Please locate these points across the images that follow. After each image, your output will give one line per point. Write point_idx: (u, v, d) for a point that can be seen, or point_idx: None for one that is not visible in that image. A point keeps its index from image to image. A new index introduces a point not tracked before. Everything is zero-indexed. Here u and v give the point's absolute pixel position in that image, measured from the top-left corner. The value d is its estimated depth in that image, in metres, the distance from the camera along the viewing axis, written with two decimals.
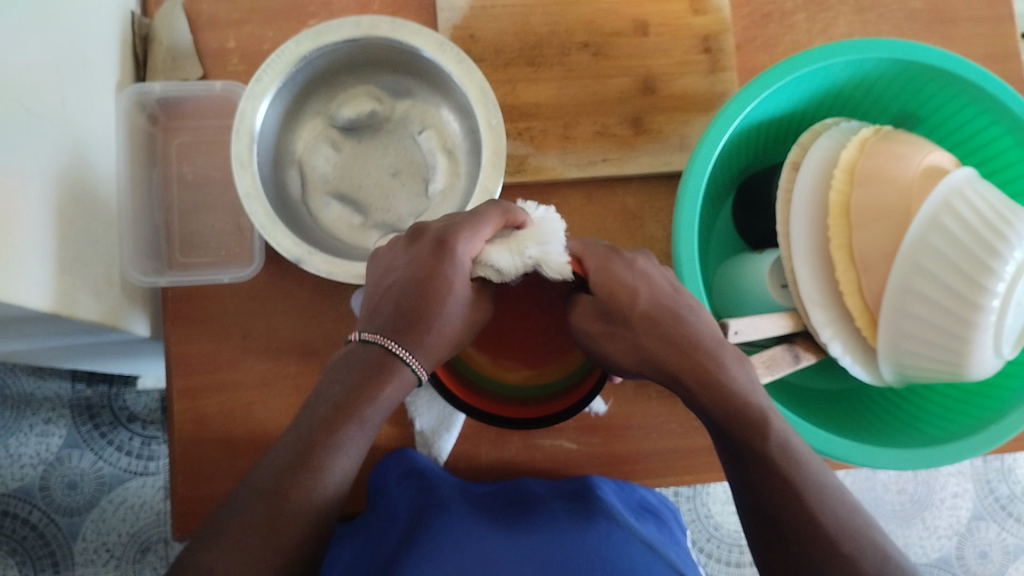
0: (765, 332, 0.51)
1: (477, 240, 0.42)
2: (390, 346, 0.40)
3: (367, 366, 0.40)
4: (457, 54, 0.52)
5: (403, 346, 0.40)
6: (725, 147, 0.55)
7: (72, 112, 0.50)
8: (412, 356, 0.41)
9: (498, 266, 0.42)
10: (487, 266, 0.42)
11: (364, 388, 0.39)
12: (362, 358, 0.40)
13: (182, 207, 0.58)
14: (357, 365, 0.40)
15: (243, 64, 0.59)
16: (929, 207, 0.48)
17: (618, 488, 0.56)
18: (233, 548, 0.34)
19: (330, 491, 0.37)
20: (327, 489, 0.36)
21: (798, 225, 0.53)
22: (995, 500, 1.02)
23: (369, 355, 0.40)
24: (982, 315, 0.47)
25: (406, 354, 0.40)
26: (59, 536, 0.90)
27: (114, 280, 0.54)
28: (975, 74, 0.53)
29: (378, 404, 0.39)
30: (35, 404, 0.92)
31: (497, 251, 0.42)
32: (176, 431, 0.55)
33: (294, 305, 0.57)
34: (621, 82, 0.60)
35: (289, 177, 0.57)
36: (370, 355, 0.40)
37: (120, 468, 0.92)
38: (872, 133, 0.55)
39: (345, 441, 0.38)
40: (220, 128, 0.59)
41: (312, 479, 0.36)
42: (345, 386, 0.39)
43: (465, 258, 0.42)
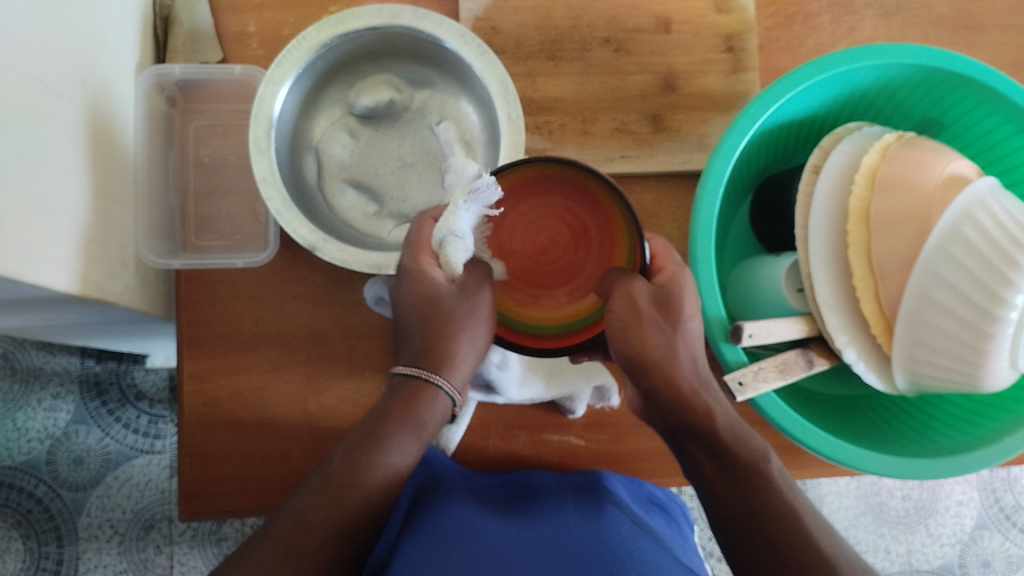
0: (779, 336, 0.50)
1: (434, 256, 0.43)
2: (416, 370, 0.42)
3: (397, 395, 0.42)
4: (479, 46, 0.52)
5: (430, 369, 0.42)
6: (745, 148, 0.54)
7: (93, 93, 0.50)
8: (441, 378, 0.42)
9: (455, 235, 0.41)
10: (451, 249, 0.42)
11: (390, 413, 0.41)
12: (394, 388, 0.42)
13: (197, 190, 0.58)
14: (393, 395, 0.42)
15: (263, 48, 0.58)
16: (949, 216, 0.48)
17: (627, 483, 0.56)
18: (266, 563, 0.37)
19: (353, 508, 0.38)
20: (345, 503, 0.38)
21: (816, 229, 0.52)
22: (1000, 510, 1.01)
23: (398, 385, 0.42)
24: (999, 327, 0.47)
25: (427, 373, 0.42)
26: (64, 511, 0.91)
27: (128, 261, 0.54)
28: (1002, 83, 0.53)
29: (404, 420, 0.41)
30: (43, 378, 0.92)
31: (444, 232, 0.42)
32: (184, 414, 0.55)
33: (307, 292, 0.56)
34: (643, 79, 0.59)
35: (305, 163, 0.56)
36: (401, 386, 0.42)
37: (126, 445, 0.93)
38: (895, 138, 0.54)
39: (381, 464, 0.40)
40: (238, 112, 0.59)
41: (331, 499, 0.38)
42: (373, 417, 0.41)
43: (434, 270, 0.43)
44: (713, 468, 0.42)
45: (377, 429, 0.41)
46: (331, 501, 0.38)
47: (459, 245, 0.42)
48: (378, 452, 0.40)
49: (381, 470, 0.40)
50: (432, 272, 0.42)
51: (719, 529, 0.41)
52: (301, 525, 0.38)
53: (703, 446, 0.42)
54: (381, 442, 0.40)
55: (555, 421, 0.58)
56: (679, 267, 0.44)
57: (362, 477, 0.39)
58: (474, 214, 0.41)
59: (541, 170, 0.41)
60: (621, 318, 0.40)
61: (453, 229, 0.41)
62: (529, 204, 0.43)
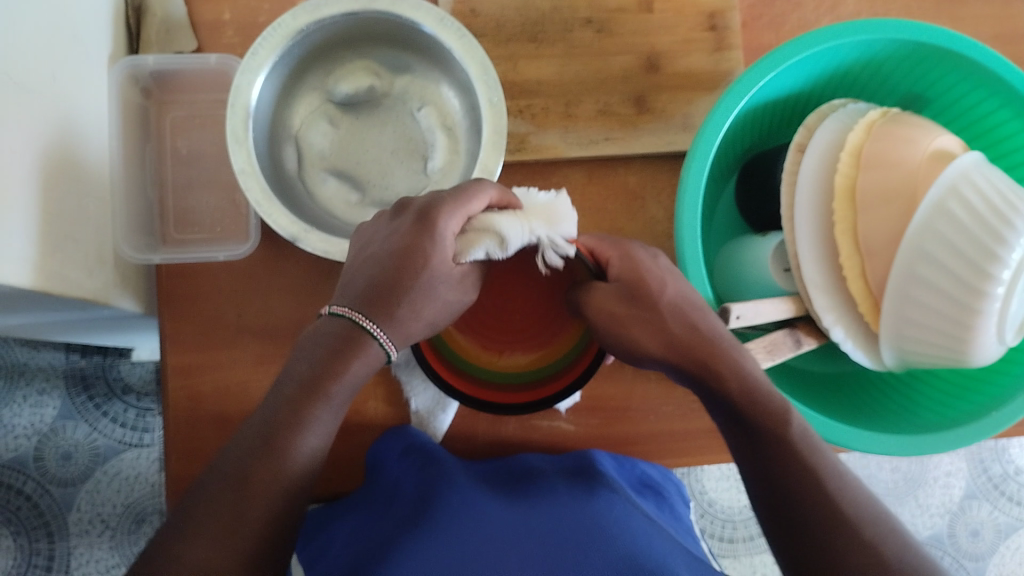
0: (766, 317, 0.50)
1: (459, 214, 0.42)
2: (360, 318, 0.41)
3: (336, 341, 0.40)
4: (458, 30, 0.51)
5: (374, 321, 0.41)
6: (730, 128, 0.54)
7: (63, 86, 0.49)
8: (381, 330, 0.41)
9: (506, 237, 0.41)
10: (490, 235, 0.41)
11: (332, 364, 0.39)
12: (329, 332, 0.40)
13: (176, 182, 0.57)
14: (324, 340, 0.40)
15: (239, 36, 0.57)
16: (935, 192, 0.47)
17: (618, 465, 0.55)
18: (199, 539, 0.34)
19: (293, 474, 0.37)
20: (290, 472, 0.37)
21: (802, 208, 0.52)
22: (988, 480, 1.02)
23: (337, 329, 0.40)
24: (986, 302, 0.47)
25: (382, 333, 0.41)
26: (54, 507, 0.90)
27: (107, 257, 0.53)
28: (986, 57, 0.52)
29: (345, 381, 0.40)
30: (28, 375, 0.91)
31: (507, 222, 0.41)
32: (169, 409, 0.54)
33: (291, 283, 0.56)
34: (625, 59, 0.58)
35: (285, 153, 0.56)
36: (337, 329, 0.40)
37: (115, 439, 0.92)
38: (880, 115, 0.54)
39: (312, 420, 0.39)
40: (214, 102, 0.58)
41: (274, 464, 0.37)
42: (312, 367, 0.39)
43: (448, 232, 0.42)
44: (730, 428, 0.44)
45: (321, 383, 0.39)
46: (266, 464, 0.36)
47: (491, 252, 0.41)
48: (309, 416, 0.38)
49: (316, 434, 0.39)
50: (444, 242, 0.42)
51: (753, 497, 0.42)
52: (241, 492, 0.35)
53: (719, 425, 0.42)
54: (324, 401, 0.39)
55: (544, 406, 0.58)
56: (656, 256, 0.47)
57: (292, 444, 0.37)
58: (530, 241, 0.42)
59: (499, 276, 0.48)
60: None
61: (505, 242, 0.41)
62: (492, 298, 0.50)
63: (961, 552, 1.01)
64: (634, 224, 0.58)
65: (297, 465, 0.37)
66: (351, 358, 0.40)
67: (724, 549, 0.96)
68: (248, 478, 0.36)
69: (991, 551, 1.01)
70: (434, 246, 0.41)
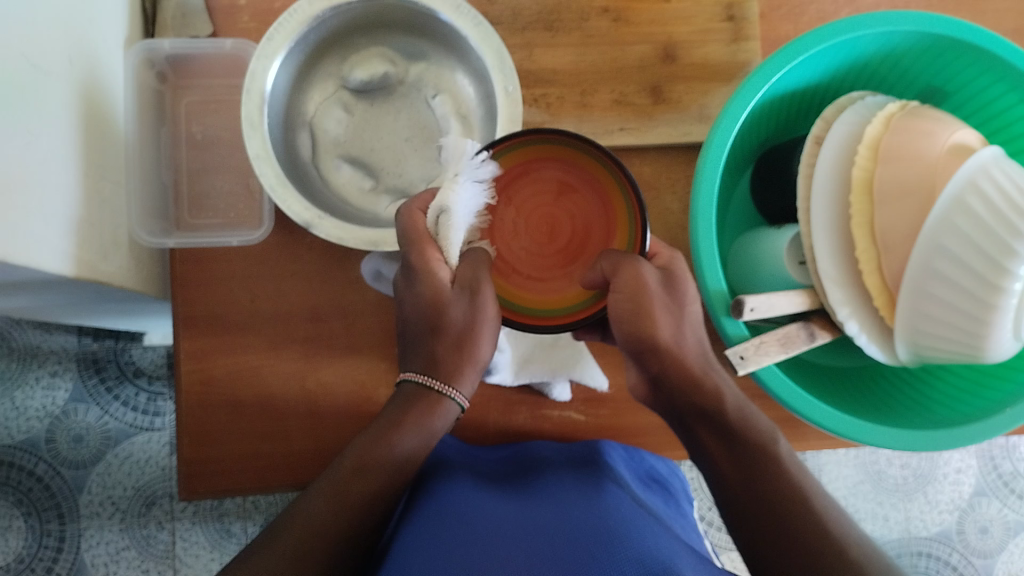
0: (781, 310, 0.50)
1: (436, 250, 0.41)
2: (428, 380, 0.42)
3: (406, 398, 0.42)
4: (474, 18, 0.51)
5: (442, 380, 0.42)
6: (747, 119, 0.54)
7: (80, 70, 0.49)
8: (453, 388, 0.42)
9: (446, 206, 0.40)
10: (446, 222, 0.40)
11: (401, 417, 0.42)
12: (404, 393, 0.43)
13: (190, 167, 0.57)
14: (402, 400, 0.43)
15: (255, 21, 0.57)
16: (954, 186, 0.47)
17: (627, 456, 0.56)
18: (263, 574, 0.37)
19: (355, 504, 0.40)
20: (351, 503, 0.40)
21: (818, 200, 0.52)
22: (998, 477, 1.02)
23: (409, 390, 0.42)
24: (1003, 298, 0.46)
25: (441, 384, 0.42)
26: (65, 489, 0.91)
27: (121, 240, 0.54)
28: (1006, 50, 0.52)
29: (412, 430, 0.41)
30: (41, 357, 0.92)
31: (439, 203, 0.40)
32: (182, 394, 0.54)
33: (303, 270, 0.56)
34: (642, 49, 0.58)
35: (299, 139, 0.56)
36: (410, 390, 0.43)
37: (126, 423, 0.92)
38: (899, 108, 0.53)
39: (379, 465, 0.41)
40: (229, 87, 0.58)
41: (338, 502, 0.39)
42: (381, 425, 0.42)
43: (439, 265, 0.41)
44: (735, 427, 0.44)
45: (386, 432, 0.41)
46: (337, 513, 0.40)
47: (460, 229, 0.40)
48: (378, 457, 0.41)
49: (387, 465, 0.41)
50: (438, 271, 0.41)
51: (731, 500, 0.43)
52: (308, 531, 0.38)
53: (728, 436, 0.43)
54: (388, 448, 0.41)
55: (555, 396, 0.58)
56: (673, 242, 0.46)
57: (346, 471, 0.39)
58: (473, 191, 0.40)
59: (535, 158, 0.41)
60: (631, 283, 0.39)
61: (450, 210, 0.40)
62: (529, 190, 0.41)
63: (969, 549, 1.00)
64: (648, 214, 0.58)
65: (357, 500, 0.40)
66: (419, 413, 0.42)
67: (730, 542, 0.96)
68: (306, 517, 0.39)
69: (1000, 549, 1.01)
70: (437, 282, 0.41)
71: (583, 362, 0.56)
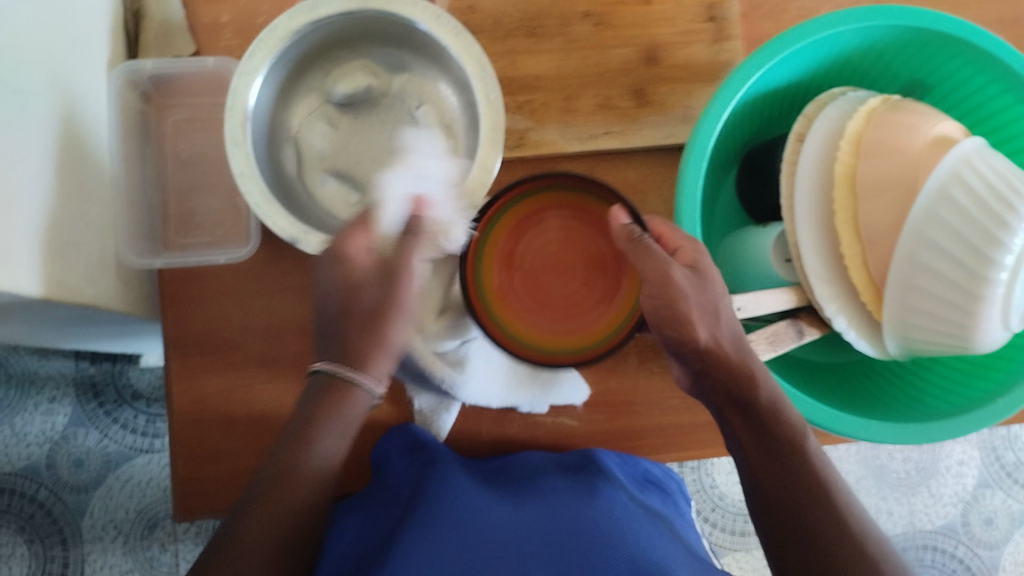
0: (769, 308, 0.50)
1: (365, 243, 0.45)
2: (341, 369, 0.42)
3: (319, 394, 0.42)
4: (454, 28, 0.51)
5: (356, 368, 0.42)
6: (728, 119, 0.54)
7: (62, 93, 0.49)
8: (366, 376, 0.42)
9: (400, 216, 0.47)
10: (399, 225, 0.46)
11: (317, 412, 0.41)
12: (316, 386, 0.42)
13: (177, 186, 0.57)
14: (313, 392, 0.42)
15: (237, 38, 0.57)
16: (937, 178, 0.47)
17: (621, 460, 0.56)
18: None
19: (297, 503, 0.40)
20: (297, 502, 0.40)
21: (803, 197, 0.52)
22: (1001, 468, 1.01)
23: (321, 382, 0.42)
24: (989, 288, 0.46)
25: (354, 373, 0.42)
26: (67, 514, 0.91)
27: (109, 262, 0.54)
28: (986, 41, 0.52)
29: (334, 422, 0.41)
30: (40, 382, 0.92)
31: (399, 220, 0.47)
32: (175, 413, 0.54)
33: (293, 286, 0.56)
34: (623, 52, 0.58)
35: (285, 155, 0.56)
36: (321, 382, 0.42)
37: (126, 445, 0.92)
38: (880, 102, 0.54)
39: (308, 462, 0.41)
40: (213, 105, 0.58)
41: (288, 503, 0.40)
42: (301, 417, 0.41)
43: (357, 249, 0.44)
44: (742, 421, 0.44)
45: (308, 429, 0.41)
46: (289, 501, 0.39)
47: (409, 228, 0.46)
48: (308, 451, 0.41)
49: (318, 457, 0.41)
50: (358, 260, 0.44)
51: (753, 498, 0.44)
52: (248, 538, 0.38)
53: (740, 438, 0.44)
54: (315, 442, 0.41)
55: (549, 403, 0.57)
56: (690, 243, 0.47)
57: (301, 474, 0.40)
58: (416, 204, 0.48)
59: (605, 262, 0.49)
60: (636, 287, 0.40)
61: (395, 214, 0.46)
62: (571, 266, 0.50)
63: (975, 541, 1.00)
64: None
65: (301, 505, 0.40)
66: (338, 407, 0.42)
67: (736, 543, 0.95)
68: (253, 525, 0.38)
69: (1006, 539, 1.01)
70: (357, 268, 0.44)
71: (556, 380, 0.56)
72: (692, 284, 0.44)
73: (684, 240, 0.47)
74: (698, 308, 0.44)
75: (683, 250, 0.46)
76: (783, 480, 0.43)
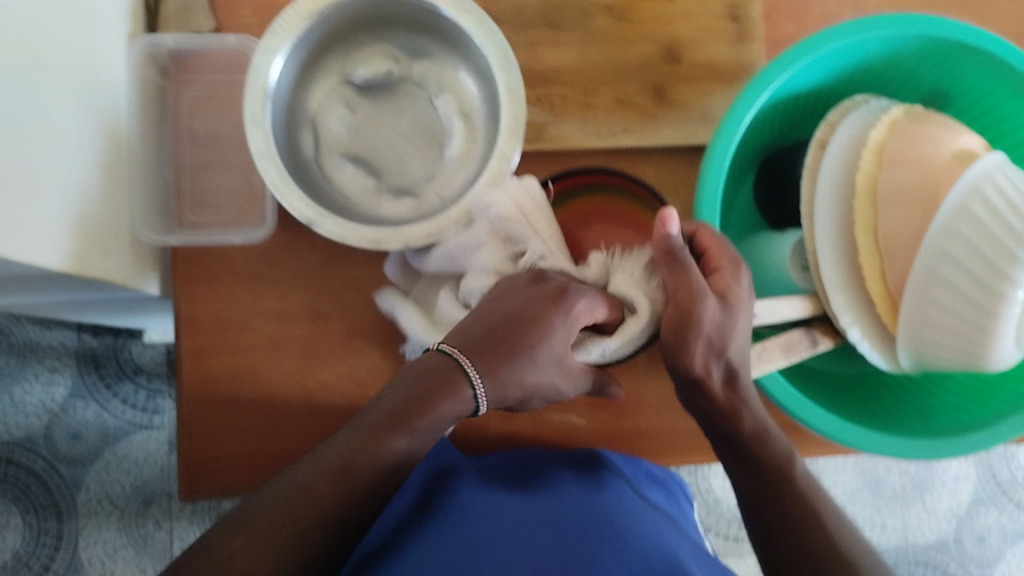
0: (783, 315, 0.50)
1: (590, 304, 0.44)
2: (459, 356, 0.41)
3: (421, 380, 0.40)
4: (478, 15, 0.50)
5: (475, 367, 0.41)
6: (750, 122, 0.53)
7: (84, 64, 0.49)
8: (479, 377, 0.40)
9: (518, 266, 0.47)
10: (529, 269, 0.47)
11: (418, 397, 0.39)
12: (422, 367, 0.41)
13: (192, 163, 0.57)
14: (418, 375, 0.40)
15: (256, 16, 0.56)
16: (958, 192, 0.46)
17: (626, 460, 0.56)
18: (246, 541, 0.35)
19: (393, 464, 0.38)
20: (388, 462, 0.38)
21: (822, 206, 0.52)
22: (997, 485, 1.01)
23: (432, 363, 0.41)
24: (1006, 306, 0.46)
25: (473, 371, 0.40)
26: (62, 486, 0.90)
27: (122, 236, 0.54)
28: (1012, 54, 0.51)
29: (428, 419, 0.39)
30: (40, 353, 0.92)
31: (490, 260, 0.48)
32: (181, 391, 0.54)
33: (305, 268, 0.56)
34: (644, 48, 0.58)
35: (302, 138, 0.55)
36: (433, 364, 0.41)
37: (125, 420, 0.92)
38: (903, 112, 0.53)
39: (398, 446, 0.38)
40: (231, 83, 0.57)
41: (376, 455, 0.38)
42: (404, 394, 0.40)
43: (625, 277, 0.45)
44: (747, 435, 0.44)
45: (403, 413, 0.39)
46: (399, 446, 0.38)
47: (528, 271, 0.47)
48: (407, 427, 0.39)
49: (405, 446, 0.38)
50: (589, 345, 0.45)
51: (751, 521, 0.45)
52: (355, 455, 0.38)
53: (747, 458, 0.44)
54: (406, 431, 0.39)
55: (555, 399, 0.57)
56: (736, 266, 0.44)
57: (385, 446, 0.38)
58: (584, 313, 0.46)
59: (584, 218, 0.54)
60: None
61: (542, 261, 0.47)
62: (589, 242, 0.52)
63: (967, 557, 1.00)
64: None
65: (387, 466, 0.38)
66: (441, 401, 0.40)
67: (729, 548, 0.95)
68: (295, 478, 0.37)
69: (998, 557, 1.01)
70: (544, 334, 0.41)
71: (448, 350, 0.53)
72: (721, 324, 0.42)
73: (728, 260, 0.44)
74: (738, 342, 0.43)
75: (721, 274, 0.43)
76: (771, 505, 0.44)
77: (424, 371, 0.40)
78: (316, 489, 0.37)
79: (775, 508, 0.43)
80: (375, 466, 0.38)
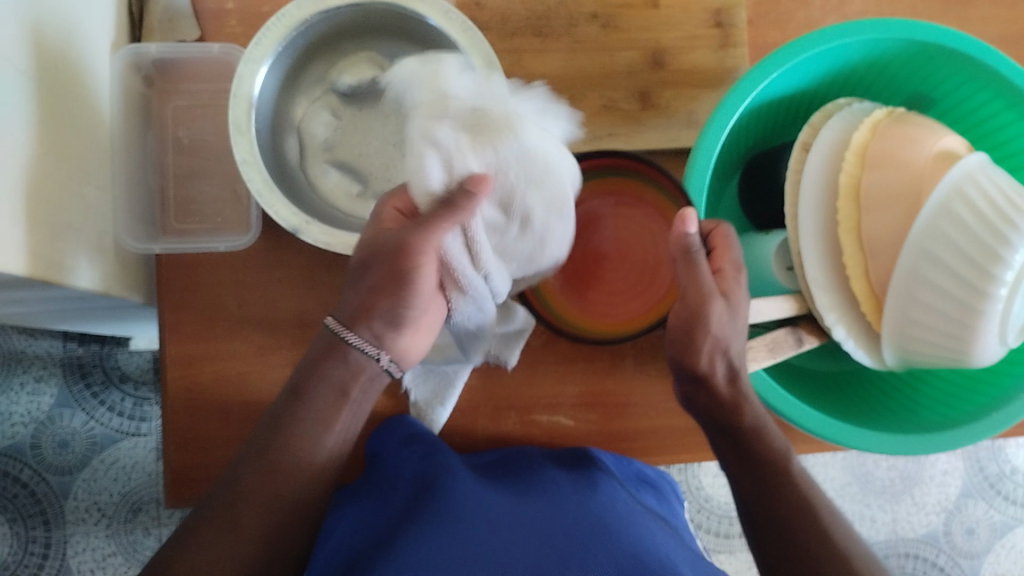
0: (769, 315, 0.51)
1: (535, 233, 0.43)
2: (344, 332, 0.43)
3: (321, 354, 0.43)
4: (463, 23, 0.51)
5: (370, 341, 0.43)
6: (734, 125, 0.54)
7: (66, 75, 0.49)
8: (371, 347, 0.43)
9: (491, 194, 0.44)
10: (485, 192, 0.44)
11: (316, 371, 0.43)
12: (321, 341, 0.44)
13: (178, 172, 0.57)
14: (318, 350, 0.43)
15: (242, 26, 0.56)
16: (940, 193, 0.47)
17: (616, 460, 0.56)
18: (200, 543, 0.37)
19: (308, 449, 0.41)
20: (302, 447, 0.41)
21: (806, 208, 0.52)
22: (984, 479, 1.02)
23: (324, 339, 0.43)
24: (988, 303, 0.47)
25: (364, 342, 0.43)
26: (50, 495, 0.90)
27: (107, 245, 0.53)
28: (991, 56, 0.52)
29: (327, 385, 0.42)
30: (26, 362, 0.91)
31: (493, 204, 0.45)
32: (168, 399, 0.54)
33: (292, 274, 0.55)
34: (630, 53, 0.58)
35: (287, 145, 0.55)
36: (324, 340, 0.43)
37: (112, 428, 0.92)
38: (886, 114, 0.54)
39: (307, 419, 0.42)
40: (216, 92, 0.57)
41: (290, 443, 0.40)
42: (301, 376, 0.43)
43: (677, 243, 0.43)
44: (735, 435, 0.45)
45: (303, 392, 0.42)
46: (308, 425, 0.41)
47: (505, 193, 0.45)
48: (305, 407, 0.42)
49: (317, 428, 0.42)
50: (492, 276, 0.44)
51: (746, 514, 0.45)
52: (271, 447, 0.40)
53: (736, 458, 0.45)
54: (310, 410, 0.42)
55: (545, 401, 0.57)
56: (738, 268, 0.44)
57: (296, 433, 0.41)
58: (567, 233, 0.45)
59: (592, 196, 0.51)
60: None
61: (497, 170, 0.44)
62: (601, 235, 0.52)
63: (956, 550, 1.01)
64: None
65: (308, 456, 0.41)
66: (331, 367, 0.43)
67: (720, 544, 0.96)
68: (236, 482, 0.39)
69: (985, 550, 1.01)
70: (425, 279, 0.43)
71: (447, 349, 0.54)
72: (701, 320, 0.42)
73: (731, 262, 0.45)
74: (722, 335, 0.43)
75: (723, 275, 0.44)
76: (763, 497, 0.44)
77: (326, 355, 0.43)
78: (253, 487, 0.39)
79: (759, 505, 0.44)
80: (294, 457, 0.40)
